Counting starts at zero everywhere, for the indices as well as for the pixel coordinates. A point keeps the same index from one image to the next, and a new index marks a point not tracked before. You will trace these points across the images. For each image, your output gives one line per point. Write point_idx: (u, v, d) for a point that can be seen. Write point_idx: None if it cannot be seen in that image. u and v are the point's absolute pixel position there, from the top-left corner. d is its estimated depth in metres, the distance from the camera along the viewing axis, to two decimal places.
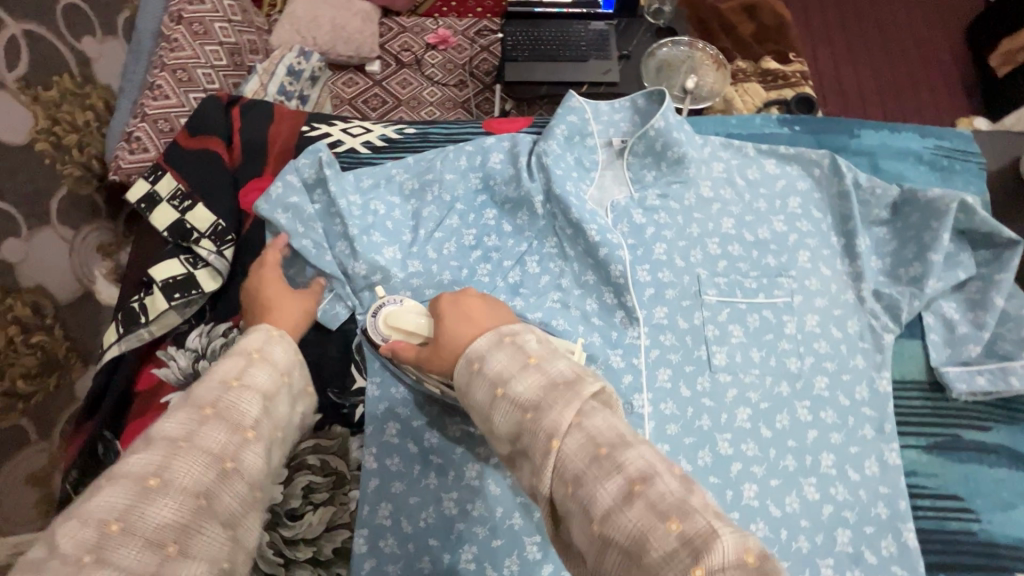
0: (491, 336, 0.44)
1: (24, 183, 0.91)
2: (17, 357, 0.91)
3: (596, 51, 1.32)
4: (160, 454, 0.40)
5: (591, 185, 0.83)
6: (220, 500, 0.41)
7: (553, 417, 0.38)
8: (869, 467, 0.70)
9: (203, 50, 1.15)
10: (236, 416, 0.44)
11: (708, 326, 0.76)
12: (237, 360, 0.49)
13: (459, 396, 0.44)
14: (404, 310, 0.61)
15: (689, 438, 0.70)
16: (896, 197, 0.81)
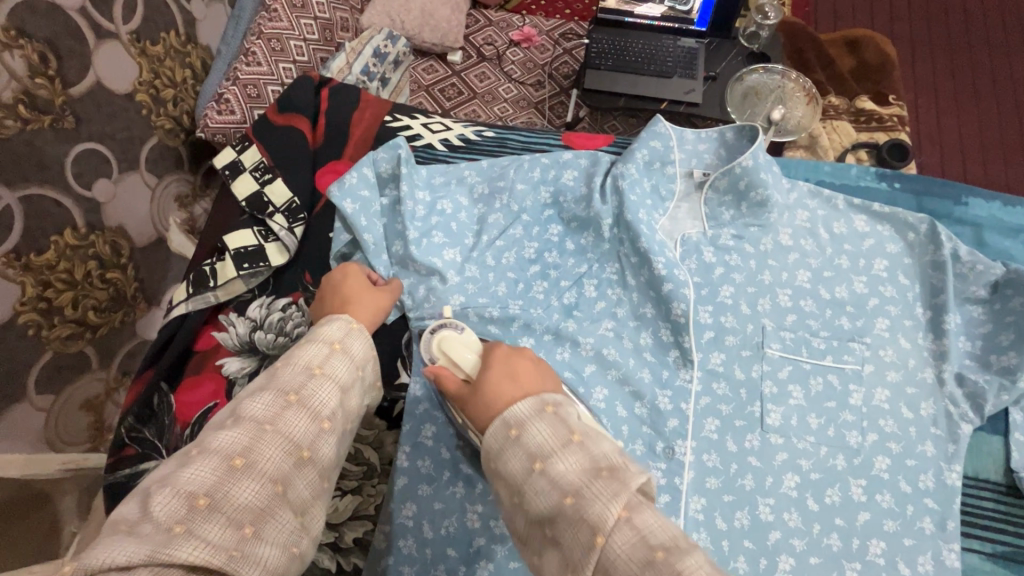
0: (533, 403, 0.45)
1: (123, 130, 0.97)
2: (91, 289, 0.96)
3: (683, 69, 1.27)
4: (247, 436, 0.44)
5: (664, 215, 0.80)
6: (294, 485, 0.45)
7: (598, 510, 0.39)
8: (923, 564, 0.65)
9: (298, 22, 1.18)
10: (316, 406, 0.48)
11: (766, 381, 0.72)
12: (320, 349, 0.52)
13: (488, 456, 0.45)
14: (461, 338, 0.61)
15: (729, 495, 0.68)
16: (999, 277, 0.74)
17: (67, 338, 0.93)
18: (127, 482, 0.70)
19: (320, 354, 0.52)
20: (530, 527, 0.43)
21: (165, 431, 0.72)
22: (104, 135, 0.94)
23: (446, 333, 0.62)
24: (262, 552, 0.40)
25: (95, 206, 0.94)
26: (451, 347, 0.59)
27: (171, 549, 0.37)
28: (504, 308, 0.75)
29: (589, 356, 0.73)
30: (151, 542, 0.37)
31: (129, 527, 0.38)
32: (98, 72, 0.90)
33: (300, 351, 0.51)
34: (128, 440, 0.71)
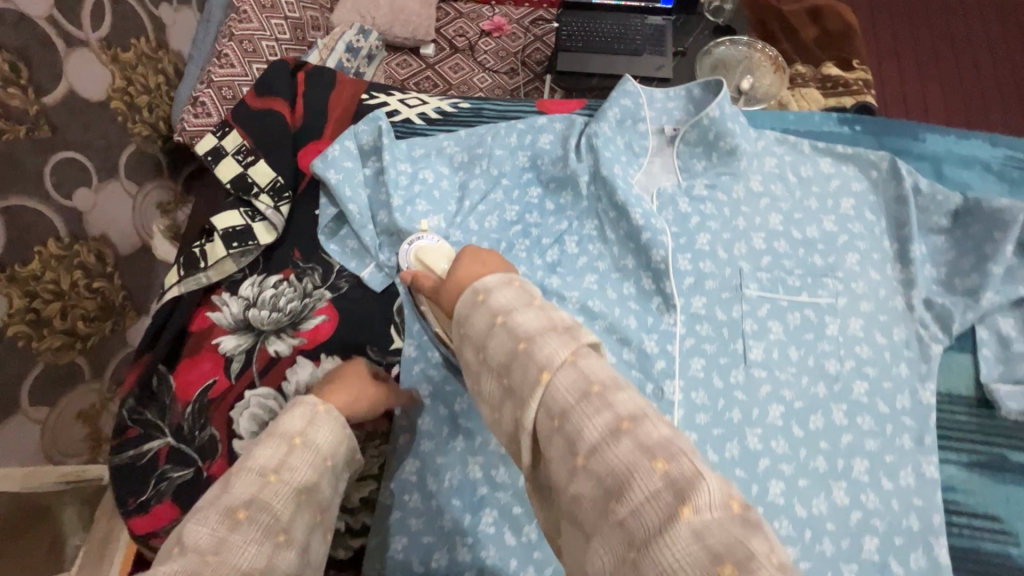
0: (501, 277, 0.49)
1: (98, 139, 0.98)
2: (79, 300, 0.98)
3: (651, 45, 1.30)
4: (190, 570, 0.42)
5: (638, 170, 0.83)
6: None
7: (547, 353, 0.42)
8: (904, 478, 0.68)
9: (268, 22, 1.20)
10: (270, 518, 0.48)
11: (746, 320, 0.75)
12: (279, 447, 0.53)
13: (457, 319, 0.49)
14: (437, 248, 0.67)
15: (717, 429, 0.71)
16: (958, 206, 0.77)
17: (58, 350, 0.95)
18: (132, 463, 0.71)
19: (280, 452, 0.52)
20: (491, 384, 0.46)
21: (166, 410, 0.73)
22: (81, 145, 0.95)
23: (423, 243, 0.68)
24: None
25: (77, 216, 0.95)
26: (428, 256, 0.66)
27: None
28: None
29: (576, 308, 0.76)
30: None
31: None
32: (70, 81, 0.91)
33: (256, 454, 0.52)
34: (130, 422, 0.72)
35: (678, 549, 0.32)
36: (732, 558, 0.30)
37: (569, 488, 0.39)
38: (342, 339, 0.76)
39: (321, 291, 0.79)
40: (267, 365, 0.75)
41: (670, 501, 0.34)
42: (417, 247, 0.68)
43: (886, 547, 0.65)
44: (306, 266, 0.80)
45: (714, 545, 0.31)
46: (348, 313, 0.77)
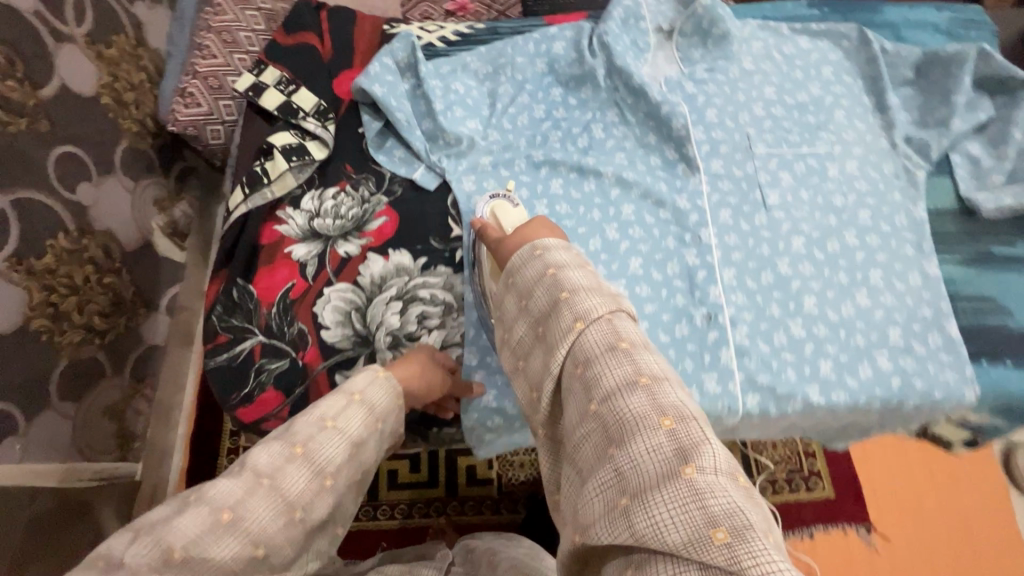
0: (561, 241, 0.55)
1: (92, 133, 1.04)
2: (93, 294, 1.05)
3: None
4: (241, 490, 0.46)
5: (645, 63, 0.93)
6: (276, 546, 0.47)
7: (586, 305, 0.48)
8: (912, 278, 0.79)
9: (243, 14, 1.15)
10: (321, 462, 0.51)
11: (760, 173, 0.86)
12: (341, 398, 0.56)
13: (511, 266, 0.55)
14: (512, 211, 0.73)
15: (752, 263, 0.80)
16: (920, 58, 0.90)
17: (79, 345, 1.03)
18: (227, 364, 0.75)
19: (340, 403, 0.56)
20: (527, 332, 0.52)
21: (252, 315, 0.77)
22: (77, 139, 1.00)
23: (502, 203, 0.74)
24: None
25: (81, 210, 1.02)
26: (502, 213, 0.72)
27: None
28: (530, 158, 0.87)
29: (612, 182, 0.85)
30: None
31: (105, 566, 0.41)
32: (61, 75, 0.96)
33: (322, 399, 0.55)
34: (220, 329, 0.76)
35: (674, 498, 0.36)
36: (727, 524, 0.34)
37: (580, 429, 0.44)
38: (406, 233, 0.82)
39: (378, 197, 0.85)
40: (340, 265, 0.80)
41: (674, 458, 0.38)
42: (495, 204, 0.74)
43: (907, 334, 0.76)
44: (360, 177, 0.86)
45: (711, 506, 0.35)
46: (406, 210, 0.84)
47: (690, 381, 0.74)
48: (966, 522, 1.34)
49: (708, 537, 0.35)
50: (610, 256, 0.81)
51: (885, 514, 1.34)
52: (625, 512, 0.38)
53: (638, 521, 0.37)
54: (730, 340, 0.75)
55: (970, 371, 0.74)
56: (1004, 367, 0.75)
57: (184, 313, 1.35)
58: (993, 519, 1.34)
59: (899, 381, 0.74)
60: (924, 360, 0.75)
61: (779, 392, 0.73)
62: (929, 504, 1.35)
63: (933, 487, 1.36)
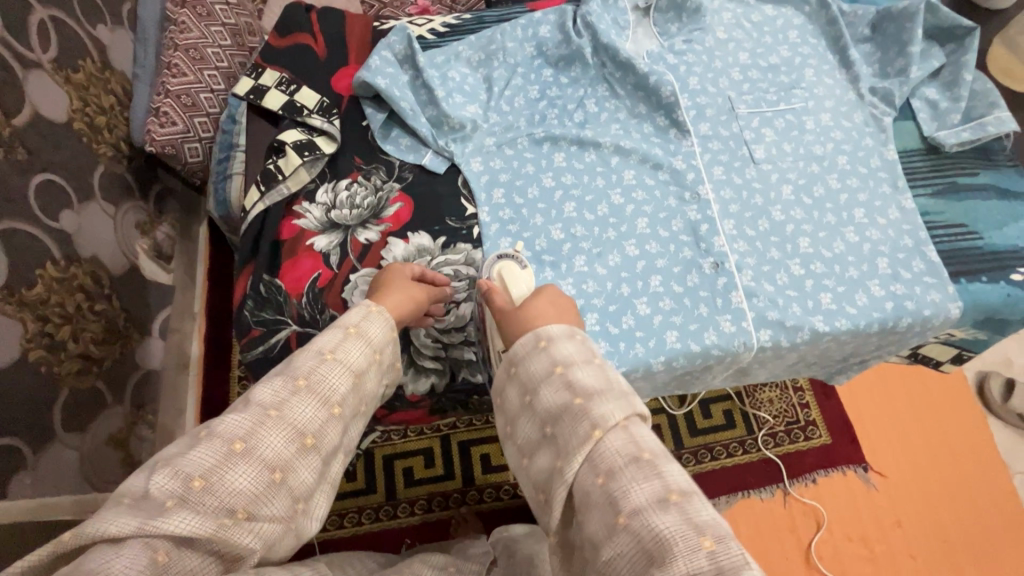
0: (564, 328, 0.60)
1: (69, 157, 1.01)
2: (86, 322, 1.04)
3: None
4: (249, 423, 0.51)
5: (627, 40, 0.98)
6: (293, 470, 0.53)
7: (602, 412, 0.52)
8: (892, 213, 0.87)
9: (209, 30, 1.19)
10: (325, 392, 0.56)
11: (745, 131, 0.93)
12: (337, 334, 0.61)
13: (515, 354, 0.59)
14: (519, 273, 0.76)
15: (748, 213, 0.87)
16: (874, 17, 0.98)
17: (79, 374, 1.02)
18: (265, 356, 0.78)
19: (336, 338, 0.60)
20: (537, 432, 0.56)
21: (283, 307, 0.79)
22: (54, 165, 0.97)
23: (511, 264, 0.77)
24: (247, 532, 0.49)
25: (66, 237, 0.99)
26: (510, 275, 0.75)
27: (160, 521, 0.45)
28: (531, 136, 0.91)
29: (611, 151, 0.90)
30: (142, 516, 0.45)
31: (132, 501, 0.47)
32: (33, 101, 0.92)
33: (319, 337, 0.60)
34: (254, 323, 0.79)
35: None
36: None
37: (608, 546, 0.47)
38: (423, 216, 0.86)
39: (390, 184, 0.88)
40: (362, 251, 0.83)
41: None
42: (502, 265, 0.77)
43: (894, 263, 0.83)
44: (369, 167, 0.89)
45: None
46: (419, 194, 0.87)
47: (706, 324, 0.79)
48: (948, 438, 1.45)
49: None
50: (618, 219, 0.86)
51: (877, 446, 1.44)
52: None
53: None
54: (739, 283, 0.81)
55: (953, 290, 0.82)
56: (982, 282, 0.82)
57: (176, 334, 1.37)
58: (970, 431, 1.46)
59: (892, 304, 0.81)
60: (912, 284, 0.82)
61: (788, 325, 0.79)
62: (915, 428, 1.45)
63: (914, 413, 1.47)
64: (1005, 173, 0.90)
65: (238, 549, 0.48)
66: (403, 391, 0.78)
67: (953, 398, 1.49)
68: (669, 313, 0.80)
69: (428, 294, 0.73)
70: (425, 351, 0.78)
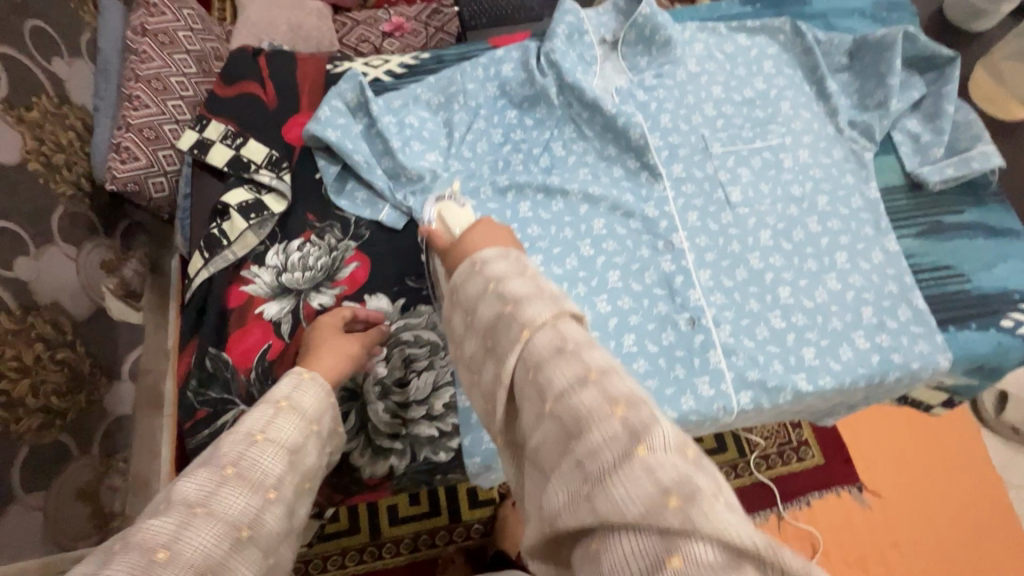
0: (500, 248, 0.51)
1: (24, 204, 0.92)
2: (47, 373, 0.93)
3: (549, 7, 1.54)
4: (172, 525, 0.43)
5: (595, 76, 0.94)
6: (227, 570, 0.44)
7: (532, 314, 0.44)
8: (875, 257, 0.83)
9: (172, 59, 1.09)
10: (258, 476, 0.50)
11: (720, 172, 0.88)
12: (266, 410, 0.55)
13: (453, 283, 0.51)
14: (462, 209, 0.66)
15: (725, 261, 0.82)
16: (852, 45, 0.94)
17: (40, 429, 0.91)
18: (212, 440, 0.72)
19: (268, 413, 0.55)
20: (477, 349, 0.49)
21: (230, 384, 0.74)
22: (7, 211, 0.88)
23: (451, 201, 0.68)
24: None
25: (21, 286, 0.89)
26: (451, 214, 0.65)
27: None
28: (494, 184, 0.86)
29: (579, 198, 0.85)
30: None
31: None
32: None
33: (244, 417, 0.53)
34: (198, 404, 0.73)
35: (628, 482, 0.34)
36: (680, 491, 0.33)
37: (535, 432, 0.41)
38: (381, 276, 0.81)
39: (346, 242, 0.83)
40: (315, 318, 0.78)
41: (626, 439, 0.36)
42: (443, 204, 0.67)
43: (879, 312, 0.79)
44: (323, 225, 0.84)
45: (663, 478, 0.34)
46: (378, 254, 0.82)
47: (684, 387, 0.75)
48: (946, 466, 1.40)
49: (662, 505, 0.33)
50: (588, 272, 0.81)
51: (875, 475, 1.38)
52: (587, 501, 0.35)
53: (599, 505, 0.34)
54: (716, 340, 0.77)
55: (941, 339, 0.78)
56: (971, 330, 0.78)
57: (149, 374, 1.16)
58: (969, 457, 1.41)
59: (878, 358, 0.77)
60: (898, 334, 0.78)
61: (769, 385, 0.75)
62: (912, 456, 1.40)
63: (910, 440, 1.42)
64: (992, 210, 0.86)
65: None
66: (360, 475, 0.73)
67: (950, 423, 1.44)
68: (644, 375, 0.75)
69: (366, 340, 0.71)
70: (383, 428, 0.73)
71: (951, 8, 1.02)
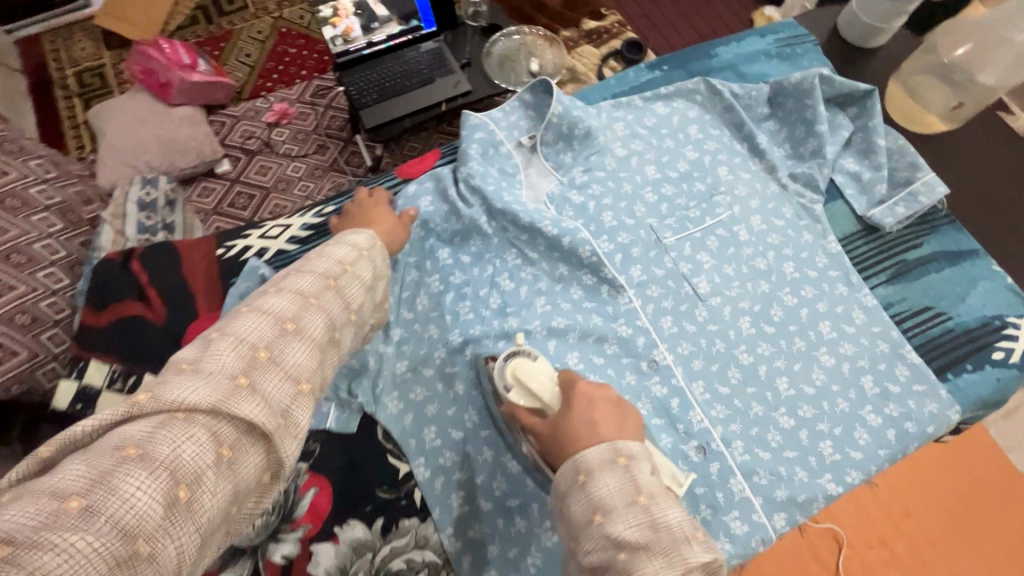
0: (607, 457, 0.49)
1: None
2: None
3: (444, 73, 1.19)
4: (295, 309, 0.50)
5: (522, 188, 0.85)
6: (326, 359, 0.52)
7: (649, 574, 0.43)
8: (857, 317, 0.79)
9: (29, 222, 0.76)
10: (347, 298, 0.55)
11: (681, 264, 0.81)
12: (349, 250, 0.58)
13: (556, 491, 0.50)
14: (537, 368, 0.59)
15: (714, 365, 0.76)
16: (769, 93, 0.91)
17: None
18: None
19: (351, 253, 0.58)
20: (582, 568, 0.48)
21: None
22: None
23: (522, 359, 0.60)
24: (307, 407, 0.47)
25: None
26: (528, 374, 0.59)
27: (237, 397, 0.42)
28: (448, 345, 0.76)
29: (546, 335, 0.76)
30: (221, 390, 0.42)
31: (197, 373, 0.43)
32: None
33: (334, 249, 0.58)
34: None
35: None
36: None
37: None
38: (348, 499, 0.69)
39: (296, 467, 0.69)
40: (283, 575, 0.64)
41: None
42: (515, 362, 0.60)
43: (879, 378, 0.75)
44: None
45: None
46: (339, 471, 0.71)
47: (715, 531, 0.67)
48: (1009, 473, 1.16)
49: None
50: None
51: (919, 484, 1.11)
52: None
53: None
54: (733, 464, 0.70)
55: (946, 394, 0.75)
56: (969, 373, 0.76)
57: None
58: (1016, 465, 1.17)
59: (895, 432, 0.73)
60: (904, 399, 0.74)
61: (800, 500, 0.69)
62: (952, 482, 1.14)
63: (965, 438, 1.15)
64: (947, 233, 0.85)
65: (283, 454, 0.45)
66: None
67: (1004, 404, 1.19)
68: None
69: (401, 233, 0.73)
70: None
71: (847, 29, 1.01)
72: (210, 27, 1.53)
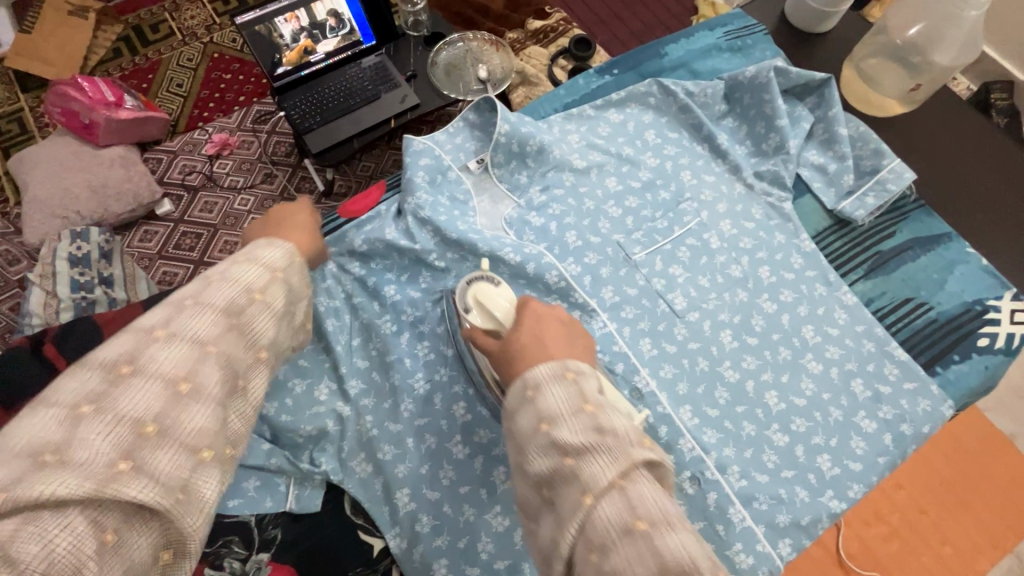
0: (554, 367, 0.43)
1: None
2: None
3: (390, 89, 1.11)
4: (187, 360, 0.39)
5: (476, 215, 0.79)
6: (231, 413, 0.41)
7: (593, 473, 0.37)
8: (839, 318, 0.76)
9: None
10: (253, 335, 0.43)
11: (653, 281, 0.77)
12: (258, 270, 0.45)
13: (503, 410, 0.44)
14: (497, 293, 0.58)
15: (700, 386, 0.71)
16: (724, 89, 0.88)
17: None
18: None
19: (256, 273, 0.45)
20: (531, 492, 0.42)
21: None
22: None
23: (485, 286, 0.59)
24: (206, 485, 0.37)
25: None
26: (486, 297, 0.57)
27: (114, 488, 0.33)
28: (414, 396, 0.70)
29: None
30: (93, 479, 0.33)
31: (59, 458, 0.33)
32: None
33: (239, 267, 0.44)
34: None
35: None
36: None
37: None
38: None
39: (255, 559, 0.62)
40: None
41: None
42: (477, 288, 0.59)
43: (869, 381, 0.72)
44: (214, 546, 0.61)
45: None
46: (307, 557, 0.64)
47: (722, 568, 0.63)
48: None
49: None
50: None
51: (922, 480, 0.98)
52: None
53: None
54: (731, 492, 0.66)
55: (937, 389, 0.73)
56: (958, 364, 0.74)
57: None
58: None
59: (891, 436, 0.70)
60: (895, 400, 0.72)
61: (804, 523, 0.66)
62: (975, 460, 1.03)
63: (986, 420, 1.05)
64: (918, 218, 0.83)
65: (187, 530, 0.36)
66: None
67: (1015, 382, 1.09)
68: None
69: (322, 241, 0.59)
70: None
71: (795, 15, 0.98)
72: (135, 58, 1.37)
